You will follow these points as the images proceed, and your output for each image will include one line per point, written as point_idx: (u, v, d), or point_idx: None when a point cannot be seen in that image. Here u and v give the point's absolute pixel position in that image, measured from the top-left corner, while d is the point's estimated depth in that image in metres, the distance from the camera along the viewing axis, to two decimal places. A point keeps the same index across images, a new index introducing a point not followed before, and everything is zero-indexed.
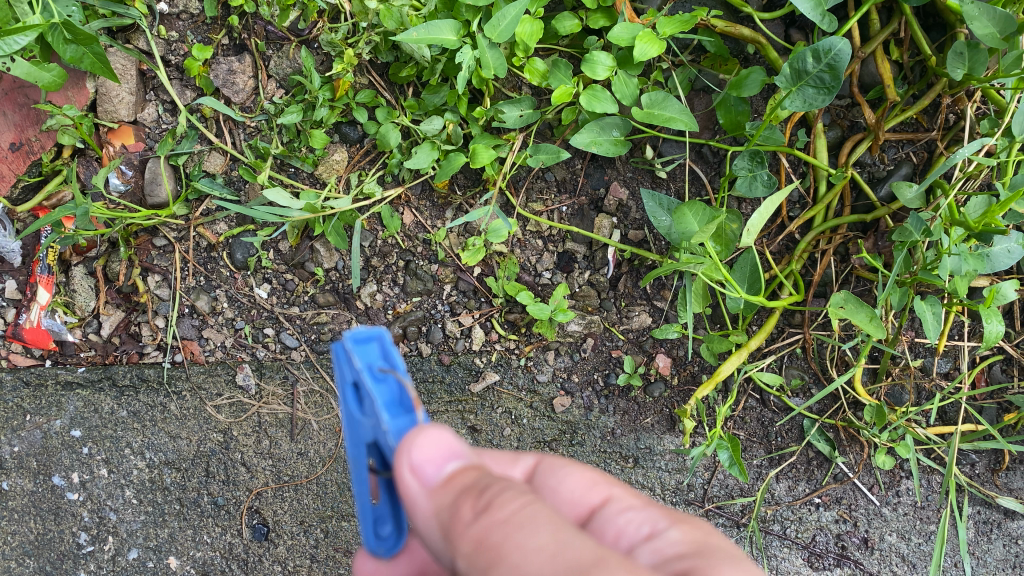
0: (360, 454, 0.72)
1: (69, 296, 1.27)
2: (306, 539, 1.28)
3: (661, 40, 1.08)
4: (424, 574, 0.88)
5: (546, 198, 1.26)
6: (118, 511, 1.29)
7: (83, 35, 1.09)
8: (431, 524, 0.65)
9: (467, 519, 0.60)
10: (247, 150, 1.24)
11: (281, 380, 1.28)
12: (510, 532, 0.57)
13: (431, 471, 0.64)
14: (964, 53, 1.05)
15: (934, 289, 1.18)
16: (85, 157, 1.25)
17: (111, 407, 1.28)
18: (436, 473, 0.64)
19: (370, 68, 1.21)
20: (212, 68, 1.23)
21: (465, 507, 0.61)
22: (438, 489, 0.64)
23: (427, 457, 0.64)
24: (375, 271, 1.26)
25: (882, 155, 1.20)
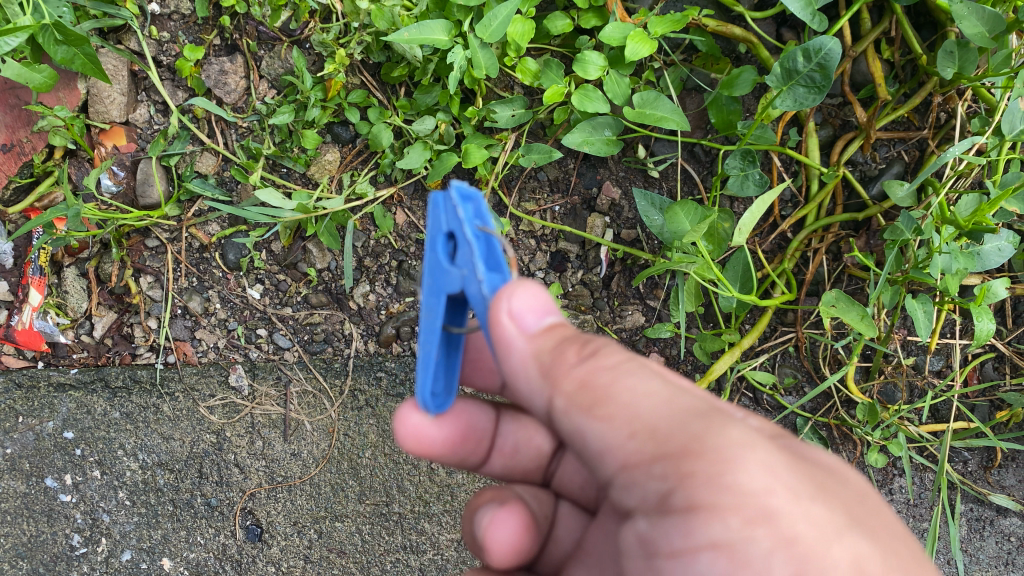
0: (439, 305, 0.69)
1: (61, 298, 1.26)
2: (299, 540, 1.28)
3: (652, 40, 1.07)
4: (466, 437, 0.92)
5: (539, 198, 1.26)
6: (110, 513, 1.29)
7: (74, 36, 1.09)
8: (530, 368, 0.65)
9: (572, 361, 0.62)
10: (240, 151, 1.24)
11: (274, 381, 1.28)
12: (617, 372, 0.60)
13: (531, 321, 0.63)
14: (954, 52, 1.06)
15: (925, 287, 1.19)
16: (76, 159, 1.25)
17: (104, 408, 1.28)
18: (536, 322, 0.64)
19: (362, 68, 1.21)
20: (203, 68, 1.23)
21: (569, 350, 0.63)
22: (539, 336, 0.64)
23: (529, 307, 0.63)
24: (368, 272, 1.26)
25: (873, 153, 1.21)
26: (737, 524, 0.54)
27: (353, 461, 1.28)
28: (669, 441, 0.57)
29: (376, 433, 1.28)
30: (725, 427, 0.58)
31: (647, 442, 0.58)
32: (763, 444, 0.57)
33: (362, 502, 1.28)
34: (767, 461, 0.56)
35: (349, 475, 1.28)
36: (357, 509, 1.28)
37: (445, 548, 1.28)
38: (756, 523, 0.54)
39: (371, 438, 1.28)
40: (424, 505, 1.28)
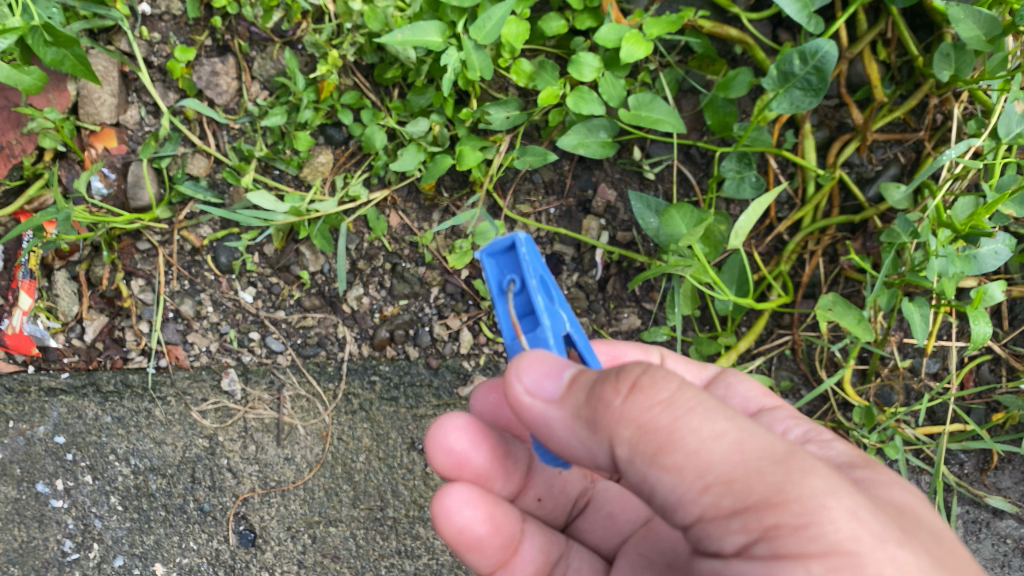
0: None
1: (52, 301, 1.25)
2: (293, 545, 1.27)
3: (648, 41, 1.07)
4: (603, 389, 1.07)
5: (533, 200, 1.25)
6: (102, 518, 1.28)
7: (63, 37, 1.08)
8: (572, 431, 0.67)
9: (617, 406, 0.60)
10: (231, 153, 1.23)
11: (267, 385, 1.26)
12: (679, 415, 0.58)
13: (550, 387, 0.67)
14: (950, 55, 1.06)
15: (922, 290, 1.18)
16: (66, 161, 1.24)
17: (95, 413, 1.27)
18: (556, 386, 0.67)
19: (355, 69, 1.20)
20: (195, 69, 1.22)
21: (609, 392, 0.61)
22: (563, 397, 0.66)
23: (541, 373, 0.67)
24: (362, 274, 1.25)
25: (869, 155, 1.20)
26: (818, 570, 0.55)
27: (347, 466, 1.27)
28: (751, 493, 0.56)
29: (370, 437, 1.27)
30: (804, 475, 0.57)
31: (724, 494, 0.57)
32: (840, 489, 0.57)
33: (356, 507, 1.27)
34: (850, 507, 0.57)
35: (343, 480, 1.27)
36: (351, 514, 1.27)
37: (440, 553, 1.28)
38: (840, 570, 0.54)
39: (365, 442, 1.27)
40: (419, 509, 1.27)
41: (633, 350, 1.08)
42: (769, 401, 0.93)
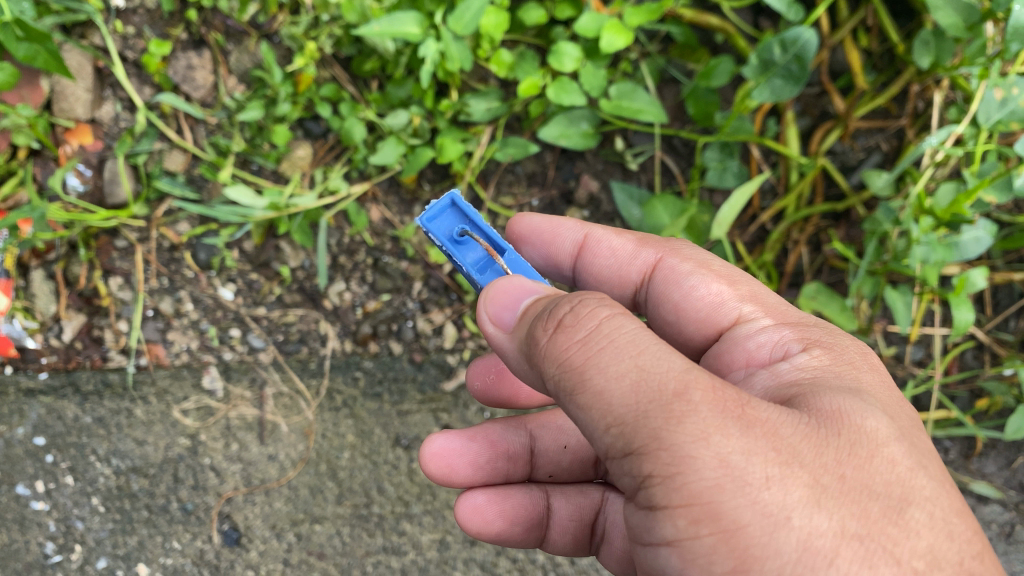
0: None
1: (29, 301, 1.21)
2: (278, 544, 1.23)
3: (628, 30, 1.06)
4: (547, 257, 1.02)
5: (516, 192, 1.24)
6: (84, 520, 1.23)
7: (35, 32, 1.06)
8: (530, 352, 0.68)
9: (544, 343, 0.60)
10: (209, 148, 1.22)
11: (248, 382, 1.25)
12: (591, 352, 0.57)
13: (508, 317, 0.68)
14: (930, 42, 1.06)
15: (906, 277, 1.18)
16: (41, 158, 1.21)
17: (75, 413, 1.24)
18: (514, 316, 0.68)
19: (333, 62, 1.20)
20: (170, 63, 1.20)
21: (540, 332, 0.61)
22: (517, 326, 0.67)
23: (501, 305, 0.69)
24: (343, 269, 1.25)
25: (852, 143, 1.20)
26: (684, 523, 0.54)
27: (332, 463, 1.25)
28: (632, 440, 0.55)
29: (355, 434, 1.26)
30: (682, 421, 0.53)
31: (616, 436, 0.56)
32: (718, 431, 0.54)
33: (341, 504, 1.24)
34: (720, 454, 0.53)
35: (327, 477, 1.25)
36: (335, 511, 1.24)
37: (427, 549, 1.25)
38: (700, 521, 0.53)
39: (349, 438, 1.26)
40: (405, 506, 1.25)
41: (544, 224, 1.00)
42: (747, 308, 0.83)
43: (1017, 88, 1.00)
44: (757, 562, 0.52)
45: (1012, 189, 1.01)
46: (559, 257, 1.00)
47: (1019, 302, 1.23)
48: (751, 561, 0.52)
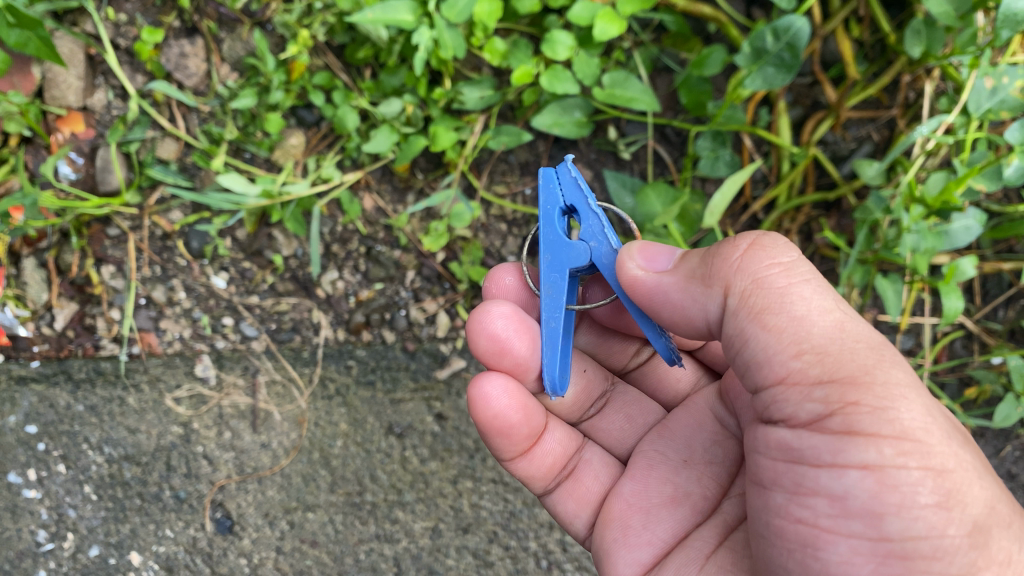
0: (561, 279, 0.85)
1: (20, 289, 1.21)
2: (270, 532, 1.23)
3: (621, 19, 1.06)
4: None
5: (509, 180, 1.24)
6: (76, 508, 1.23)
7: (27, 18, 1.05)
8: (680, 294, 0.72)
9: (735, 255, 0.67)
10: (201, 136, 1.22)
11: (241, 370, 1.25)
12: (792, 282, 0.64)
13: (664, 262, 0.74)
14: (921, 31, 1.06)
15: (896, 266, 1.19)
16: (33, 146, 1.21)
17: (67, 401, 1.24)
18: (669, 262, 0.74)
19: (327, 50, 1.20)
20: (163, 51, 1.20)
21: (728, 248, 0.68)
22: (681, 262, 0.72)
23: (652, 254, 0.75)
24: (336, 258, 1.25)
25: (843, 133, 1.21)
26: (891, 452, 0.58)
27: (324, 451, 1.25)
28: (839, 368, 0.61)
29: (347, 422, 1.26)
30: (894, 365, 0.62)
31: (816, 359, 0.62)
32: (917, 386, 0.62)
33: (334, 492, 1.24)
34: (924, 405, 0.61)
35: (320, 465, 1.25)
36: (328, 499, 1.24)
37: (419, 537, 1.24)
38: (908, 454, 0.58)
39: (342, 427, 1.26)
40: (397, 494, 1.25)
41: None
42: None
43: (1006, 78, 1.02)
44: (959, 502, 0.59)
45: (1002, 177, 1.02)
46: None
47: (1009, 292, 1.24)
48: (954, 496, 0.59)
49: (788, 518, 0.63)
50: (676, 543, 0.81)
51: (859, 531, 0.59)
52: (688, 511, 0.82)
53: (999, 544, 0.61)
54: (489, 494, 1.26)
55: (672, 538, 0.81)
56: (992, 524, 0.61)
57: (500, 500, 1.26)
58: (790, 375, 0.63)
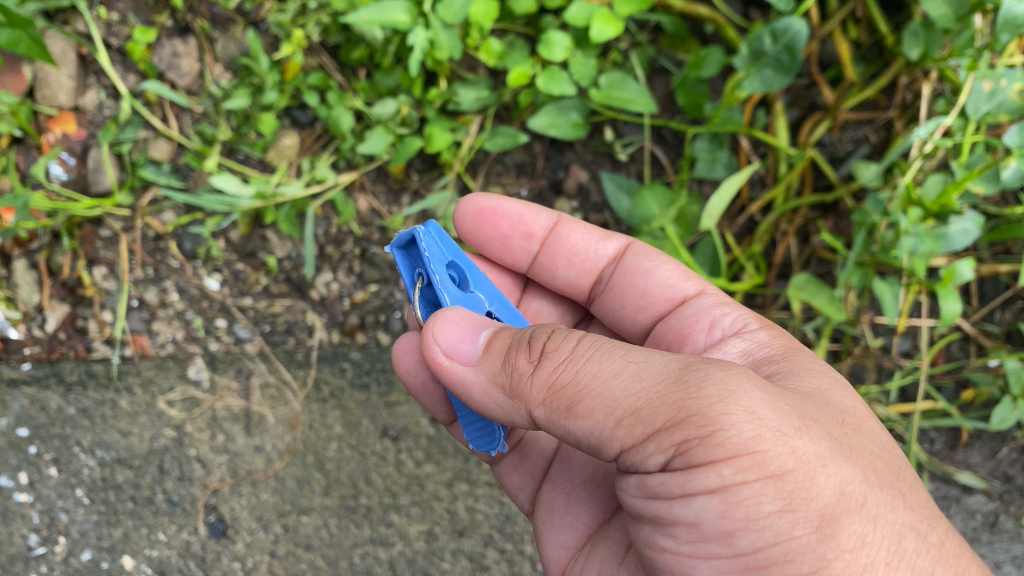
0: None
1: (11, 291, 1.20)
2: (264, 535, 1.22)
3: (618, 20, 1.05)
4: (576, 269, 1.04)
5: (505, 182, 1.23)
6: (68, 512, 1.22)
7: (17, 17, 1.04)
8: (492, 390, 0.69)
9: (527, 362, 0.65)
10: (194, 136, 1.21)
11: (235, 373, 1.24)
12: (578, 364, 0.62)
13: (468, 349, 0.71)
14: (919, 33, 1.06)
15: (893, 268, 1.19)
16: (24, 146, 1.19)
17: (59, 404, 1.23)
18: (473, 348, 0.71)
19: (321, 50, 1.19)
20: (155, 51, 1.19)
21: (523, 358, 0.65)
22: (478, 358, 0.70)
23: (456, 337, 0.71)
24: (330, 260, 1.24)
25: (841, 134, 1.20)
26: (729, 472, 0.56)
27: (319, 454, 1.24)
28: (653, 420, 0.58)
29: (342, 425, 1.25)
30: (709, 371, 0.60)
31: (633, 426, 0.59)
32: (743, 390, 0.59)
33: (328, 496, 1.23)
34: (751, 406, 0.58)
35: (314, 468, 1.24)
36: (322, 502, 1.23)
37: (414, 541, 1.23)
38: (747, 468, 0.56)
39: (337, 429, 1.25)
40: (392, 497, 1.24)
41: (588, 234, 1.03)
42: (690, 285, 0.96)
43: (1005, 79, 1.02)
44: (806, 503, 0.57)
45: (999, 181, 1.02)
46: (585, 265, 1.03)
47: (1005, 294, 1.24)
48: (801, 497, 0.57)
49: (665, 551, 0.61)
50: (583, 540, 0.85)
51: (716, 551, 0.58)
52: (587, 508, 0.87)
53: (854, 530, 0.57)
54: (484, 497, 1.26)
55: (582, 535, 0.86)
56: (852, 504, 0.58)
57: (495, 503, 1.26)
58: (623, 445, 0.60)
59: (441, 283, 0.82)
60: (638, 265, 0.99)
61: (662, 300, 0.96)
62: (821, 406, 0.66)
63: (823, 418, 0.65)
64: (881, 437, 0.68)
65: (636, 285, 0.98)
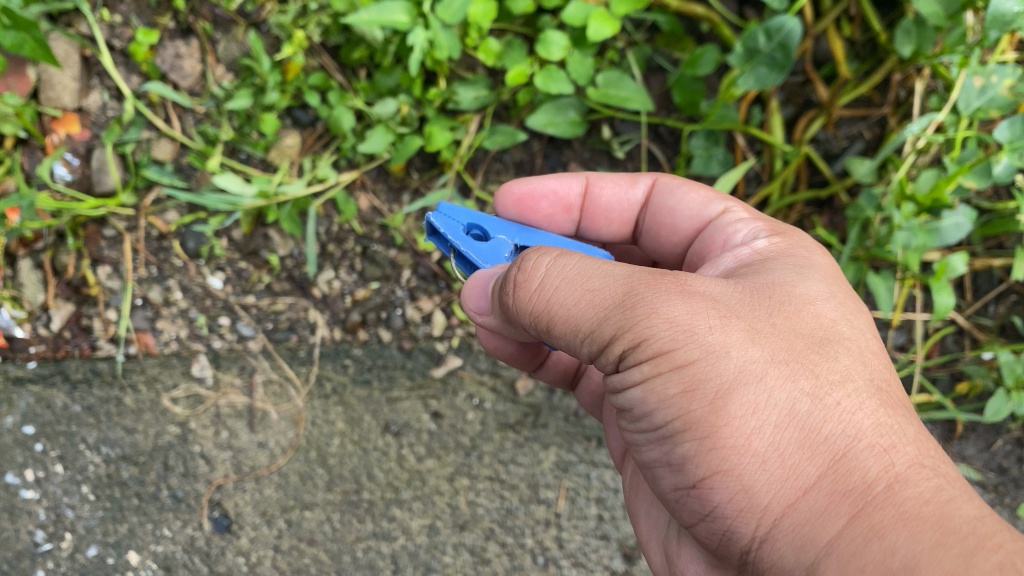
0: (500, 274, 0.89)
1: (16, 290, 1.21)
2: (268, 530, 1.23)
3: (614, 19, 1.06)
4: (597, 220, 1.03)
5: (504, 180, 1.25)
6: (74, 508, 1.24)
7: (23, 20, 1.06)
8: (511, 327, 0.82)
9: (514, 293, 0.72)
10: (197, 136, 1.22)
11: (238, 370, 1.25)
12: (550, 293, 0.68)
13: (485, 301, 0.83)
14: (911, 31, 1.08)
15: (887, 263, 1.20)
16: (28, 147, 1.20)
17: (64, 402, 1.24)
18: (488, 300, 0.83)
19: (322, 50, 1.21)
20: (158, 52, 1.20)
21: (509, 294, 0.73)
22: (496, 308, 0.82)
23: (476, 297, 0.84)
24: (332, 258, 1.26)
25: (836, 131, 1.22)
26: (646, 365, 0.63)
27: (321, 450, 1.26)
28: (602, 333, 0.65)
29: (344, 421, 1.26)
30: (646, 282, 0.65)
31: (592, 343, 0.67)
32: (666, 298, 0.64)
33: (331, 491, 1.24)
34: (671, 312, 0.63)
35: (317, 464, 1.25)
36: (325, 498, 1.24)
37: (416, 535, 1.25)
38: (656, 360, 0.63)
39: (339, 425, 1.26)
40: (394, 492, 1.25)
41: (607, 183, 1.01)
42: (713, 208, 0.93)
43: (995, 76, 1.03)
44: (708, 386, 0.62)
45: (991, 175, 1.03)
46: (608, 207, 1.02)
47: (998, 288, 1.26)
48: (703, 382, 0.62)
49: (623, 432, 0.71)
50: None
51: (646, 430, 0.66)
52: None
53: (748, 404, 0.61)
54: (485, 491, 1.27)
55: None
56: (754, 381, 0.62)
57: (496, 497, 1.27)
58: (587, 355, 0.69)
59: (463, 242, 0.88)
60: (661, 201, 0.98)
61: (691, 227, 0.95)
62: (763, 298, 0.69)
63: (758, 307, 0.68)
64: (835, 326, 0.68)
65: (665, 216, 0.97)
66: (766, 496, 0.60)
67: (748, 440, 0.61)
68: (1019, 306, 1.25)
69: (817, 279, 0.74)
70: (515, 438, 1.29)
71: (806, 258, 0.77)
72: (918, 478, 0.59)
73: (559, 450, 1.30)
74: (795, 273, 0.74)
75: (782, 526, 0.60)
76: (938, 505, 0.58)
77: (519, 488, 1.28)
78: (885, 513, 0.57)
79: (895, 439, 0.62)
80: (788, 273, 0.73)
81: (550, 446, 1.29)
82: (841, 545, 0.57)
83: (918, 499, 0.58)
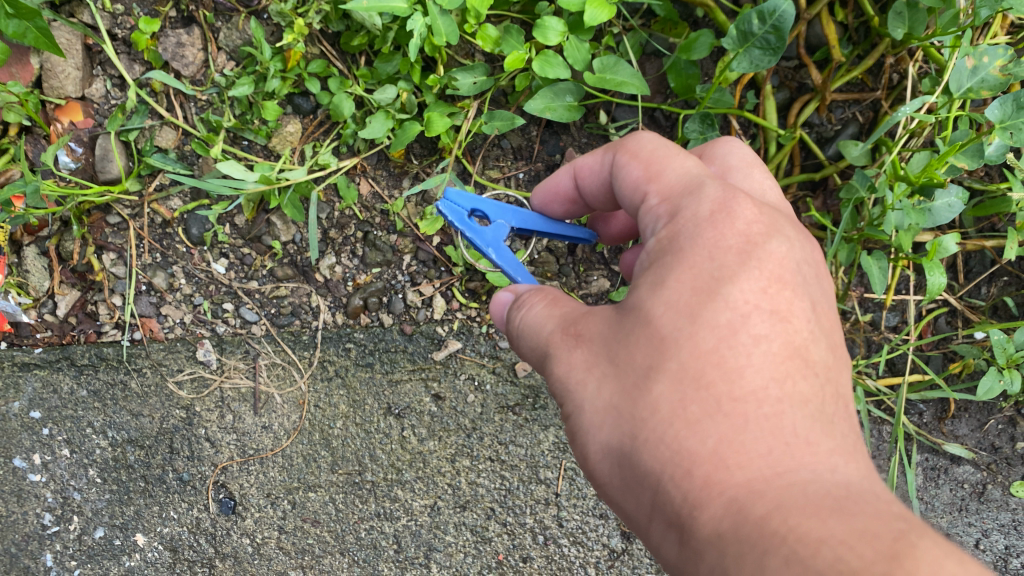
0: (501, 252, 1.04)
1: (22, 277, 1.24)
2: (273, 511, 1.28)
3: (610, 4, 1.08)
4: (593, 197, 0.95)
5: (502, 165, 1.27)
6: (81, 491, 1.28)
7: (24, 9, 1.06)
8: None
9: None
10: (199, 124, 1.23)
11: (242, 354, 1.27)
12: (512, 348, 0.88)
13: None
14: (904, 13, 1.10)
15: (881, 245, 1.23)
16: (32, 135, 1.23)
17: (71, 386, 1.26)
18: None
19: (321, 37, 1.22)
20: (160, 41, 1.21)
21: None
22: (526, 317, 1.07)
23: None
24: (333, 243, 1.27)
25: (829, 115, 1.24)
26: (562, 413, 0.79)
27: (325, 432, 1.28)
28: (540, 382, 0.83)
29: (347, 404, 1.28)
30: (536, 346, 0.80)
31: None
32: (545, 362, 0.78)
33: (335, 472, 1.28)
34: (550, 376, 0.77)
35: (321, 446, 1.28)
36: (329, 479, 1.28)
37: (418, 514, 1.29)
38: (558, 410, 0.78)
39: (341, 408, 1.28)
40: (397, 473, 1.29)
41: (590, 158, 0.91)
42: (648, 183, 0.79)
43: (987, 57, 1.04)
44: (580, 435, 0.75)
45: (983, 156, 1.04)
46: (593, 185, 0.93)
47: (990, 269, 1.27)
48: (576, 431, 0.75)
49: None
50: None
51: None
52: None
53: (603, 449, 0.72)
54: (486, 472, 1.30)
55: None
56: (604, 426, 0.72)
57: (497, 477, 1.30)
58: None
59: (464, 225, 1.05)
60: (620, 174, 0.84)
61: (633, 207, 0.82)
62: (614, 329, 0.73)
63: (613, 340, 0.72)
64: (664, 340, 0.69)
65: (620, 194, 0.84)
66: (640, 519, 0.72)
67: (612, 477, 0.73)
68: (1011, 287, 1.27)
69: (675, 274, 0.70)
70: (516, 420, 1.30)
71: (674, 248, 0.72)
72: (712, 501, 0.63)
73: (558, 431, 1.31)
74: (647, 280, 0.72)
75: (655, 541, 0.71)
76: (729, 525, 0.61)
77: (518, 468, 1.30)
78: (692, 536, 0.64)
79: (699, 458, 0.65)
80: (645, 285, 0.72)
81: (550, 427, 1.31)
82: (678, 562, 0.67)
83: (711, 523, 0.62)
